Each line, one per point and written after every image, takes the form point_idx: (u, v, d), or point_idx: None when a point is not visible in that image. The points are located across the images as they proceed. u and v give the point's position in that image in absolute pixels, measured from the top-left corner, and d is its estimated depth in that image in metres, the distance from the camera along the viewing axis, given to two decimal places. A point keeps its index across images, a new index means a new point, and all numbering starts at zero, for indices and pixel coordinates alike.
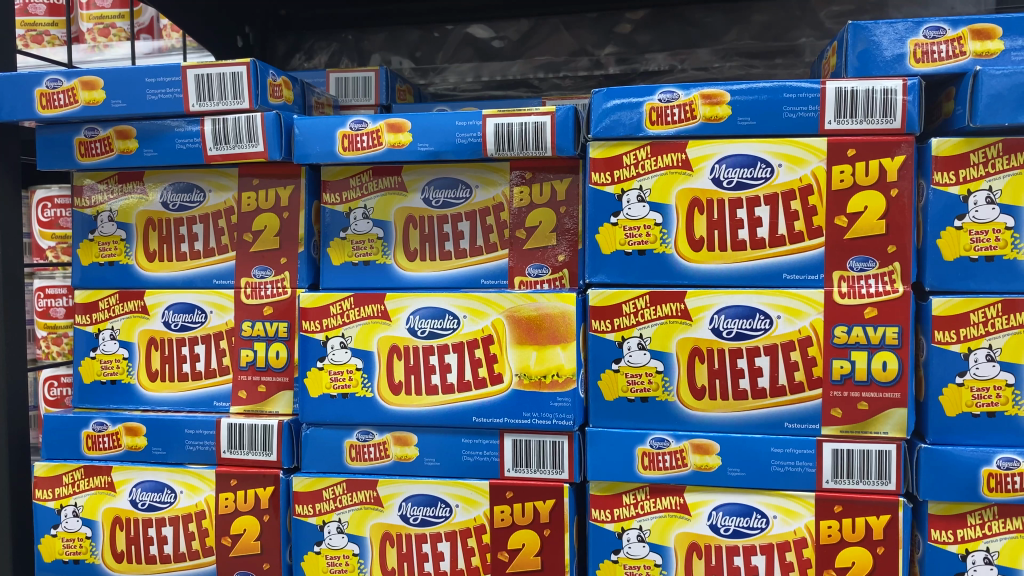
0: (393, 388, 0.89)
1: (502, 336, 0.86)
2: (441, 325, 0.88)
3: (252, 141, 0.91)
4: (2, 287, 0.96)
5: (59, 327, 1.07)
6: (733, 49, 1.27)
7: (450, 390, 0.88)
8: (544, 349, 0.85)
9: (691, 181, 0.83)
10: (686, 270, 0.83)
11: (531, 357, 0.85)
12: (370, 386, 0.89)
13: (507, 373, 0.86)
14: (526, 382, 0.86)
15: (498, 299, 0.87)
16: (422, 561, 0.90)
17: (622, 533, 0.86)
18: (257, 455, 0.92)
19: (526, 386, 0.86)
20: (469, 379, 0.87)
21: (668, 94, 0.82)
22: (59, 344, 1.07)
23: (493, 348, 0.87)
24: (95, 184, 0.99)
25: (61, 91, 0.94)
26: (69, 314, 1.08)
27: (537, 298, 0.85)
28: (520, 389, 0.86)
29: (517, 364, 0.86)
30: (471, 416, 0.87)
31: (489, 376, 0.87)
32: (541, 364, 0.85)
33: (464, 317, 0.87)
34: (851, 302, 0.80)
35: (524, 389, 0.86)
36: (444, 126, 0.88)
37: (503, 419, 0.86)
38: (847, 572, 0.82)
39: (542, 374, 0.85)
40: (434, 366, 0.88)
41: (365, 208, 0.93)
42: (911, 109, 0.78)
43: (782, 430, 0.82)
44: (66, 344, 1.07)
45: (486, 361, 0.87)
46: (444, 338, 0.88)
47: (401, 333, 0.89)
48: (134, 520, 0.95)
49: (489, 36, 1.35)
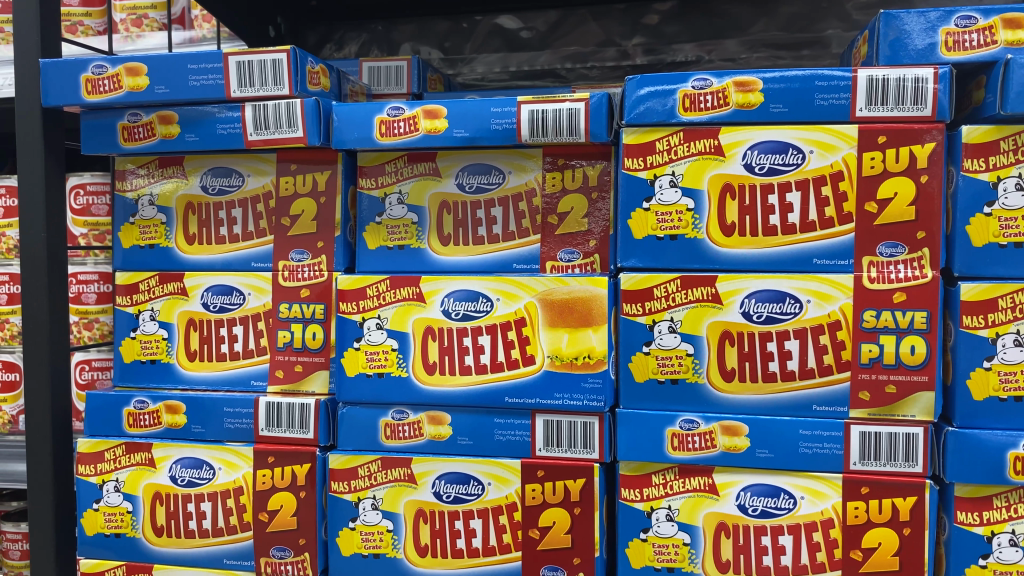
0: (428, 369, 0.91)
1: (534, 318, 0.88)
2: (474, 307, 0.90)
3: (291, 127, 0.93)
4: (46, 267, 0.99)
5: (90, 312, 1.09)
6: (760, 40, 1.28)
7: (483, 371, 0.89)
8: (576, 332, 0.87)
9: (723, 167, 0.84)
10: (717, 255, 0.85)
11: (562, 340, 0.87)
12: (405, 366, 0.92)
13: (539, 355, 0.88)
14: (557, 364, 0.87)
15: (530, 282, 0.88)
16: (454, 537, 0.92)
17: (651, 512, 0.88)
18: (294, 433, 0.95)
19: (558, 368, 0.87)
20: (502, 360, 0.89)
21: (701, 82, 0.83)
22: (89, 330, 1.09)
23: (525, 330, 0.88)
24: (136, 169, 1.02)
25: (106, 77, 0.97)
26: (99, 301, 1.10)
27: (569, 282, 0.87)
28: (552, 370, 0.88)
29: (549, 346, 0.88)
30: (504, 397, 0.89)
31: (522, 358, 0.89)
32: (572, 347, 0.87)
33: (497, 300, 0.89)
34: (880, 287, 0.82)
35: (555, 370, 0.88)
36: (479, 112, 0.90)
37: (535, 400, 0.88)
38: (873, 552, 0.83)
39: (573, 356, 0.87)
40: (467, 348, 0.90)
41: (400, 193, 0.95)
42: (941, 97, 0.80)
43: (810, 412, 0.84)
44: (96, 329, 1.09)
45: (518, 343, 0.89)
46: (477, 320, 0.90)
47: (435, 315, 0.91)
48: (173, 495, 0.98)
49: (518, 27, 1.37)
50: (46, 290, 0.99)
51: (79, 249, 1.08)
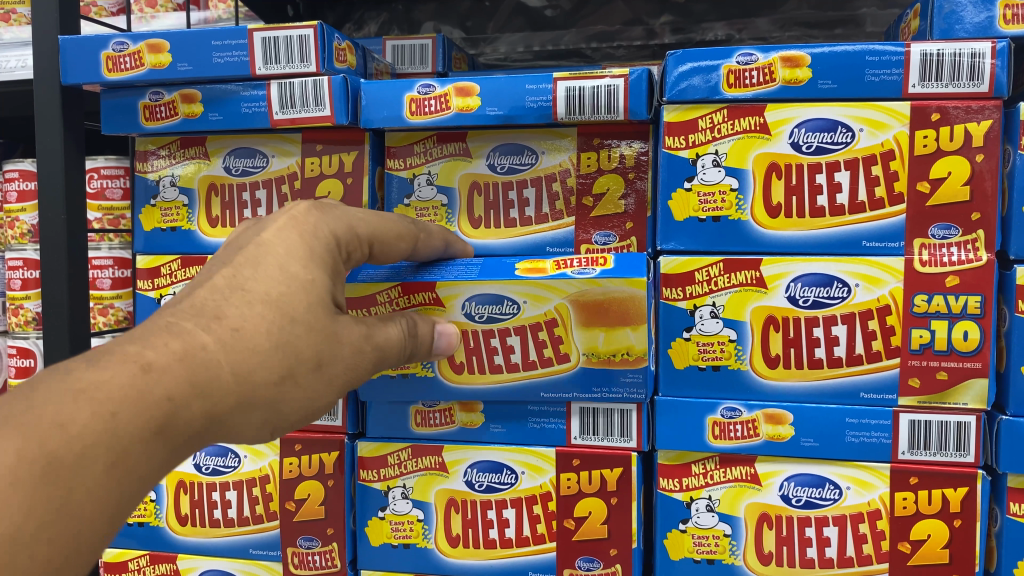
0: (454, 369, 0.83)
1: (566, 320, 0.79)
2: (499, 310, 0.79)
3: (318, 105, 0.90)
4: (66, 253, 0.97)
5: (104, 298, 1.07)
6: (791, 19, 1.24)
7: (514, 369, 0.82)
8: (610, 330, 0.79)
9: (770, 145, 0.81)
10: (762, 237, 0.82)
11: (597, 339, 0.79)
12: (431, 365, 0.84)
13: (573, 353, 0.81)
14: (593, 361, 0.80)
15: (561, 283, 0.78)
16: (487, 528, 0.90)
17: (690, 502, 0.86)
18: (322, 420, 0.92)
19: (593, 366, 0.80)
20: (533, 359, 0.81)
21: (746, 57, 0.80)
22: (104, 315, 1.06)
23: (558, 331, 0.79)
24: (157, 150, 0.99)
25: (127, 54, 0.93)
26: (114, 286, 1.07)
27: (603, 283, 0.77)
28: (588, 367, 0.81)
29: (584, 344, 0.80)
30: (539, 392, 0.83)
31: (555, 356, 0.81)
32: (608, 345, 0.80)
33: (524, 303, 0.79)
34: (932, 270, 0.79)
35: (593, 367, 0.80)
36: (513, 89, 0.86)
37: (573, 395, 0.82)
38: (922, 544, 0.81)
39: (610, 354, 0.80)
40: (496, 347, 0.81)
41: (429, 173, 0.92)
42: (1000, 73, 0.76)
43: (857, 400, 0.81)
44: (111, 315, 1.07)
45: (551, 343, 0.80)
46: (503, 323, 0.80)
47: (457, 319, 0.79)
48: (198, 484, 0.96)
49: (541, 5, 1.32)
50: (65, 279, 0.97)
51: (93, 233, 1.06)
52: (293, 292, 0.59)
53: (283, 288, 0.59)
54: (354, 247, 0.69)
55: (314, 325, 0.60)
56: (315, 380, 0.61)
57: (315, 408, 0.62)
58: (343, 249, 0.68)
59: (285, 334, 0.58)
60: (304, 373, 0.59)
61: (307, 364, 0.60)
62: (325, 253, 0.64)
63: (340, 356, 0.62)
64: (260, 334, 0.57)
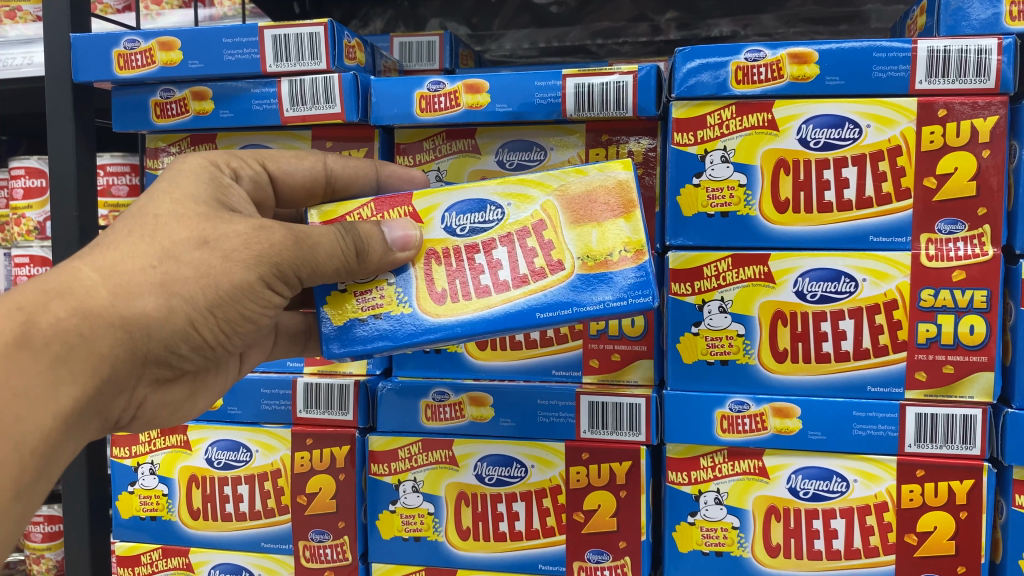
0: (435, 300, 0.71)
1: (554, 219, 0.72)
2: (482, 218, 0.73)
3: (329, 102, 0.91)
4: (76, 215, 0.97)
5: None
6: (796, 15, 1.24)
7: (503, 288, 0.70)
8: (602, 225, 0.71)
9: (777, 142, 0.82)
10: (770, 232, 0.82)
11: (591, 236, 0.71)
12: (407, 300, 0.72)
13: (567, 259, 0.71)
14: (591, 266, 0.70)
15: (544, 179, 0.74)
16: (496, 521, 0.91)
17: (699, 496, 0.87)
18: (333, 415, 0.93)
19: (590, 272, 0.70)
20: (524, 273, 0.71)
21: (755, 53, 0.81)
22: None
23: (547, 234, 0.72)
24: (168, 147, 1.00)
25: (138, 52, 0.94)
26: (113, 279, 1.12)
27: (588, 171, 0.73)
28: (585, 273, 0.70)
29: (577, 247, 0.71)
30: (534, 313, 0.69)
31: (547, 265, 0.71)
32: (603, 244, 0.70)
33: (509, 206, 0.74)
34: (938, 265, 0.80)
35: (590, 273, 0.70)
36: (522, 86, 0.87)
37: (571, 310, 0.69)
38: (928, 536, 0.82)
39: (606, 253, 0.70)
40: (481, 266, 0.72)
41: (438, 170, 0.93)
42: (1006, 69, 0.76)
43: (864, 393, 0.82)
44: None
45: (541, 251, 0.71)
46: (488, 232, 0.73)
47: (438, 234, 0.73)
48: (209, 478, 0.97)
49: (547, 1, 1.33)
50: (76, 236, 0.97)
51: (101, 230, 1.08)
52: (153, 198, 0.68)
53: (143, 201, 0.68)
54: (238, 166, 0.79)
55: (181, 214, 0.67)
56: (204, 255, 0.66)
57: (219, 285, 0.66)
58: (227, 169, 0.77)
59: (149, 227, 0.66)
60: (186, 250, 0.66)
61: (188, 243, 0.66)
62: (201, 169, 0.73)
63: (233, 232, 0.67)
64: (122, 236, 0.66)
